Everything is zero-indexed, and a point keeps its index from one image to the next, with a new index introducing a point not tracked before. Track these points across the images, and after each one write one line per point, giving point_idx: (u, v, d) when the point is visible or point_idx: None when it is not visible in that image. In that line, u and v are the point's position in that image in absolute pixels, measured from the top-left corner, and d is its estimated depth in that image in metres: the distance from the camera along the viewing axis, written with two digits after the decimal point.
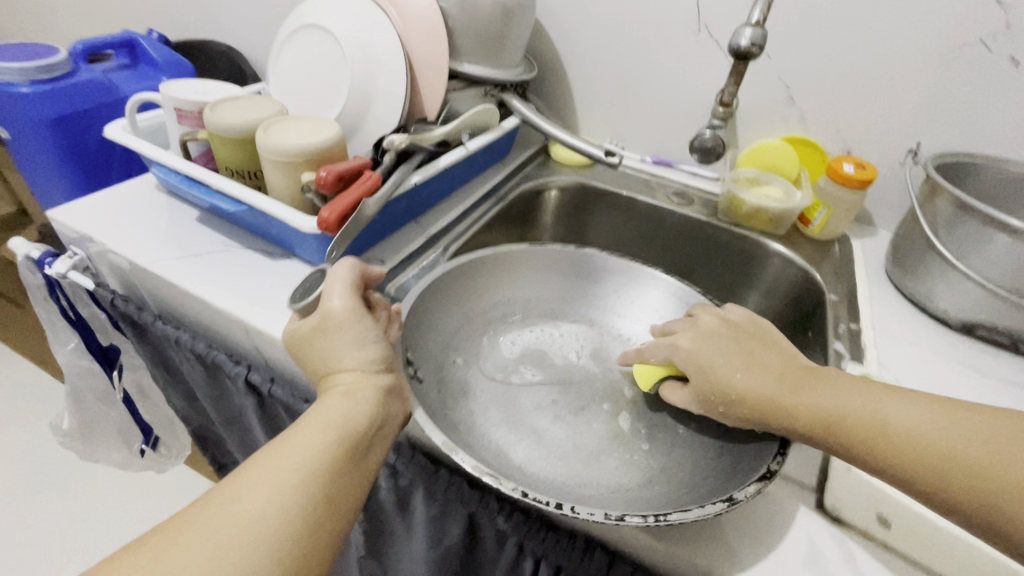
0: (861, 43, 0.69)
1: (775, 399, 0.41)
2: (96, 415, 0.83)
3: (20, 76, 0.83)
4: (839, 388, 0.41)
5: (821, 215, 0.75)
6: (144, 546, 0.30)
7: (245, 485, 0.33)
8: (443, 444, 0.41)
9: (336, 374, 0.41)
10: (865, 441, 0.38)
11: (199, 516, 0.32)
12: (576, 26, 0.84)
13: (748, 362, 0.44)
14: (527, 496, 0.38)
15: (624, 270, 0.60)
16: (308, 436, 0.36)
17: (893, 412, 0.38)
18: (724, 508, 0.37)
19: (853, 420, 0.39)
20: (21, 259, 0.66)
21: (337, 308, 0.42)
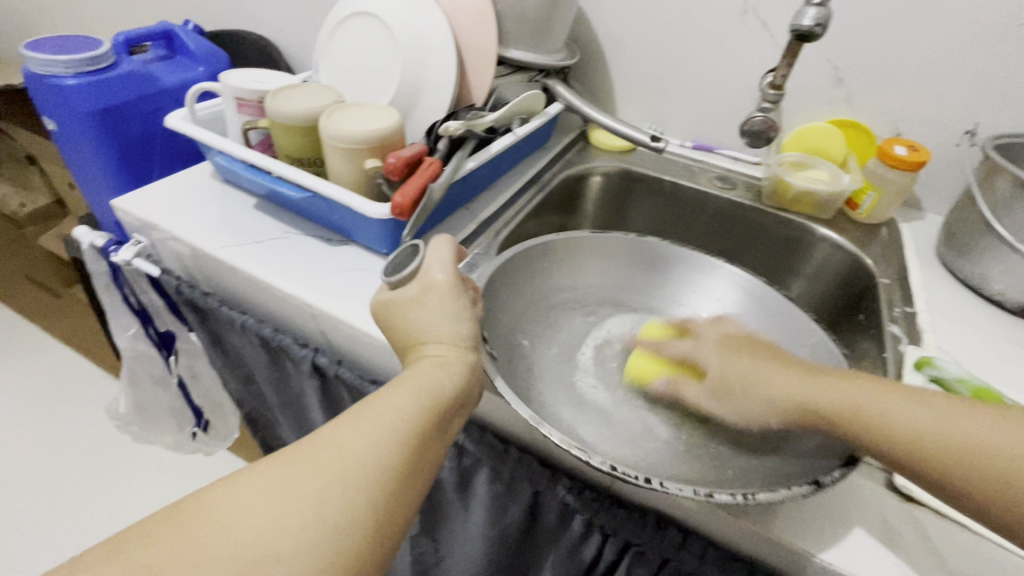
0: (918, 19, 0.66)
1: (787, 395, 0.40)
2: (152, 400, 0.85)
3: (67, 68, 0.81)
4: (856, 384, 0.38)
5: (870, 199, 0.74)
6: (255, 472, 0.33)
7: (344, 433, 0.35)
8: (531, 417, 0.41)
9: (428, 344, 0.43)
10: (884, 440, 0.35)
11: (301, 453, 0.34)
12: (617, 10, 0.83)
13: (766, 361, 0.42)
14: (617, 471, 0.38)
15: (685, 259, 0.62)
16: (402, 398, 0.38)
17: (885, 400, 0.37)
18: (812, 490, 0.38)
19: (871, 417, 0.36)
20: (86, 247, 0.68)
21: (441, 280, 0.45)
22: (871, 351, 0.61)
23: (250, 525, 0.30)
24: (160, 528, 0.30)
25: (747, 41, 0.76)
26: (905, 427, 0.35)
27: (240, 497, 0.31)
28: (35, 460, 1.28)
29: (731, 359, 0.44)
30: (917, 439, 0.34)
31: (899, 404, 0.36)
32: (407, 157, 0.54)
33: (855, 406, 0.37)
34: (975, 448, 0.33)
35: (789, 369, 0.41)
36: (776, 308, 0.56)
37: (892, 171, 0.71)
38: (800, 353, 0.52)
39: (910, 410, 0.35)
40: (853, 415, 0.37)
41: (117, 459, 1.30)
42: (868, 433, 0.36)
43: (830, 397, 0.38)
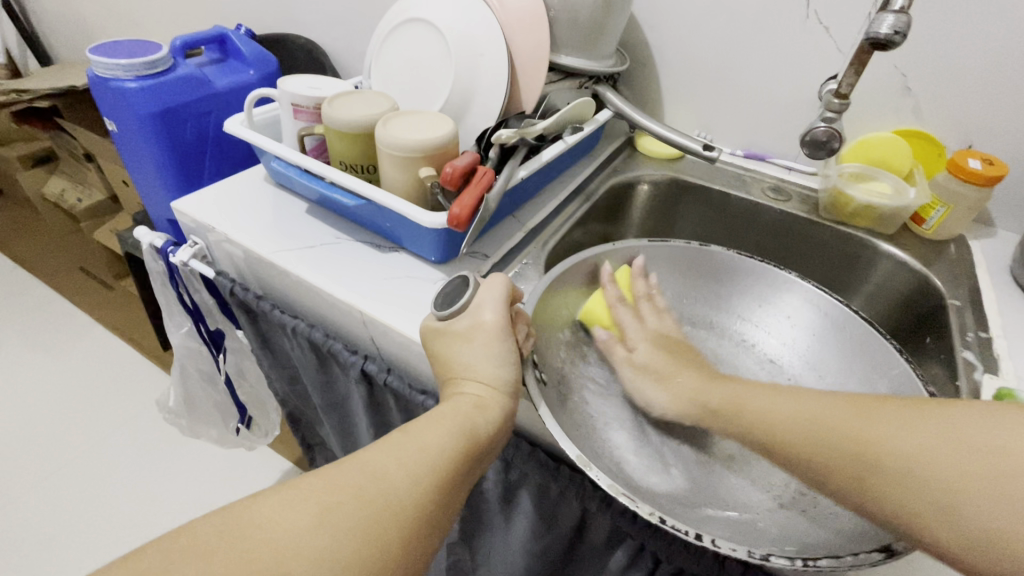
0: (1000, 24, 0.62)
1: (689, 390, 0.46)
2: (200, 395, 0.88)
3: (127, 72, 0.83)
4: (735, 384, 0.45)
5: (939, 214, 0.70)
6: (301, 482, 0.35)
7: (383, 456, 0.37)
8: (579, 458, 0.41)
9: (468, 381, 0.43)
10: (750, 424, 0.42)
11: (341, 468, 0.36)
12: (669, 14, 0.81)
13: (680, 363, 0.49)
14: (666, 522, 0.38)
15: (754, 270, 0.60)
16: (439, 433, 0.39)
17: (764, 400, 0.42)
18: (883, 558, 0.36)
19: (741, 405, 0.43)
20: (146, 247, 0.70)
21: (490, 321, 0.45)
22: (942, 376, 0.58)
23: (296, 540, 0.32)
24: (210, 535, 0.31)
25: (808, 46, 0.73)
26: (767, 413, 0.41)
27: (285, 511, 0.33)
28: (87, 446, 1.34)
29: (659, 355, 0.50)
30: (777, 421, 0.40)
31: (764, 397, 0.43)
32: (463, 167, 0.54)
33: (732, 397, 0.44)
34: (817, 426, 0.38)
35: (689, 368, 0.48)
36: (852, 330, 0.53)
37: (964, 185, 0.67)
38: (878, 384, 0.49)
39: (780, 402, 0.41)
40: (728, 407, 0.44)
41: (163, 448, 1.35)
42: (741, 416, 0.42)
43: (713, 391, 0.45)
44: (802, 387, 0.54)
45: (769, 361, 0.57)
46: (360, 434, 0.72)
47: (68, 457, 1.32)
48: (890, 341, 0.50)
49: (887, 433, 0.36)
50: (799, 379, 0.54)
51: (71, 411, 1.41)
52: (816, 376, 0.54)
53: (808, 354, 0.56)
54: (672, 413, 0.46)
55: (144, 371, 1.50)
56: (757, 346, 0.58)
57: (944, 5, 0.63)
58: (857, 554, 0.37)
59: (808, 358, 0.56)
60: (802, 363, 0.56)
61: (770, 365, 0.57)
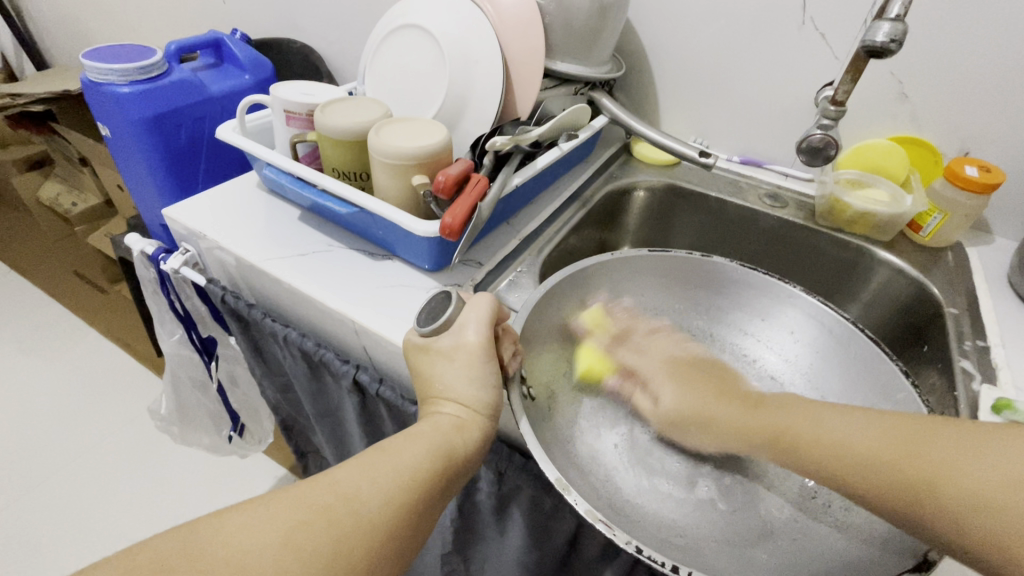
0: (996, 31, 0.62)
1: (725, 421, 0.45)
2: (192, 402, 0.87)
3: (121, 76, 0.83)
4: (779, 405, 0.44)
5: (936, 221, 0.70)
6: (270, 499, 0.34)
7: (356, 474, 0.36)
8: (557, 481, 0.39)
9: (446, 402, 0.43)
10: (793, 451, 0.40)
11: (312, 486, 0.35)
12: (665, 20, 0.80)
13: (710, 390, 0.48)
14: (642, 553, 0.36)
15: (757, 284, 0.59)
16: (414, 453, 0.38)
17: (807, 425, 0.41)
18: None
19: (787, 433, 0.41)
20: (137, 254, 0.70)
21: (472, 341, 0.43)
22: (940, 386, 0.57)
23: (259, 561, 0.31)
24: (171, 555, 0.30)
25: (804, 52, 0.73)
26: (812, 437, 0.40)
27: (250, 531, 0.32)
28: (80, 452, 1.33)
29: (686, 391, 0.48)
30: (822, 452, 0.39)
31: (807, 420, 0.41)
32: (456, 175, 0.54)
33: (771, 423, 0.43)
34: (868, 458, 0.37)
35: (721, 394, 0.47)
36: (856, 349, 0.52)
37: (961, 193, 0.67)
38: (882, 408, 0.48)
39: (824, 425, 0.40)
40: (770, 434, 0.42)
41: (157, 454, 1.34)
42: (785, 447, 0.41)
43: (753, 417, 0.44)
44: None
45: (769, 377, 0.57)
46: (352, 443, 0.72)
47: (60, 463, 1.31)
48: (894, 361, 0.48)
49: (950, 464, 0.33)
50: (800, 398, 0.54)
51: (64, 416, 1.40)
52: (817, 394, 0.53)
53: (813, 371, 0.55)
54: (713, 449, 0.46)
55: (138, 375, 1.49)
56: (758, 361, 0.58)
57: (939, 13, 0.63)
58: None
59: (809, 376, 0.55)
60: (804, 381, 0.55)
61: (770, 381, 0.56)
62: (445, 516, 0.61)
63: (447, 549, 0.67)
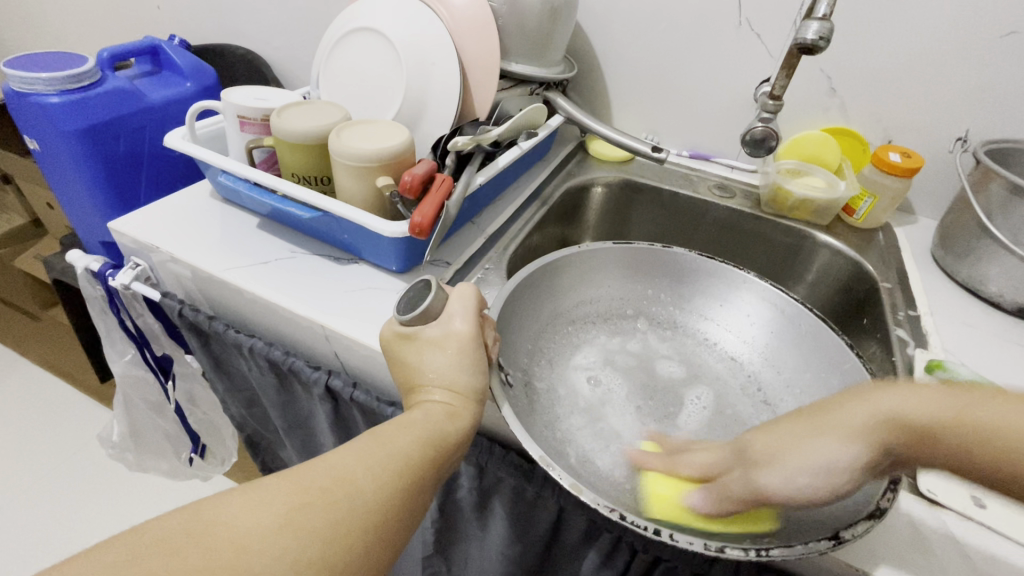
0: (909, 31, 0.68)
1: (864, 429, 0.33)
2: (147, 424, 0.83)
3: (49, 86, 0.78)
4: (936, 389, 0.33)
5: (867, 204, 0.75)
6: (267, 482, 0.34)
7: (352, 459, 0.36)
8: (541, 458, 0.40)
9: (435, 389, 0.43)
10: (990, 457, 0.30)
11: (308, 469, 0.35)
12: (612, 22, 0.83)
13: (803, 428, 0.36)
14: (625, 519, 0.38)
15: (716, 271, 0.62)
16: (407, 439, 0.38)
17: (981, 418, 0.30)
18: (830, 547, 0.36)
19: (974, 431, 0.30)
20: (81, 271, 0.66)
21: (460, 330, 0.44)
22: (880, 354, 0.62)
23: (259, 540, 0.30)
24: (169, 534, 0.30)
25: (742, 52, 0.77)
26: (991, 429, 0.30)
27: (250, 511, 0.31)
28: (14, 492, 1.23)
29: (780, 425, 0.37)
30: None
31: (984, 409, 0.30)
32: (421, 175, 0.54)
33: (961, 419, 0.31)
34: None
35: (829, 412, 0.35)
36: (806, 326, 0.55)
37: (887, 177, 0.73)
38: (832, 379, 0.51)
39: (1000, 415, 0.30)
40: (930, 437, 0.31)
41: (106, 485, 1.26)
42: (969, 449, 0.30)
43: (912, 411, 0.32)
44: (763, 382, 0.56)
45: (729, 358, 0.59)
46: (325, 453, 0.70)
47: None
48: (841, 337, 0.51)
49: None
50: (759, 376, 0.56)
51: None
52: (773, 371, 0.56)
53: (772, 349, 0.57)
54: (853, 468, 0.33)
55: (79, 405, 1.39)
56: (718, 344, 0.60)
57: (860, 14, 0.69)
58: (807, 544, 0.37)
59: (767, 354, 0.57)
60: (761, 360, 0.57)
61: (731, 362, 0.59)
62: (425, 518, 0.61)
63: (428, 554, 0.66)
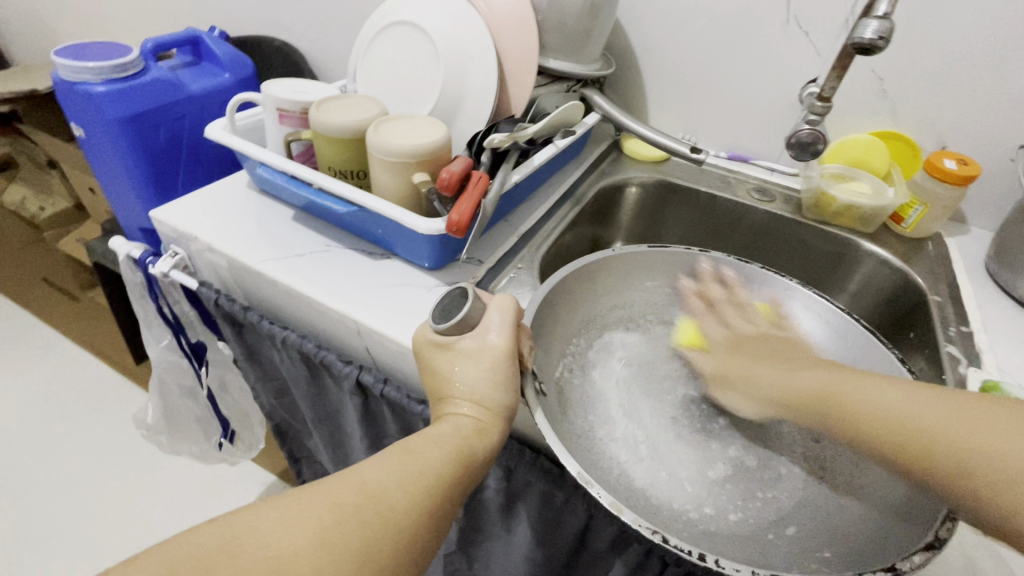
0: (971, 31, 0.64)
1: (773, 392, 0.47)
2: (181, 409, 0.85)
3: (96, 75, 0.80)
4: (873, 380, 0.42)
5: (917, 213, 0.72)
6: (298, 495, 0.33)
7: (383, 473, 0.36)
8: (577, 474, 0.39)
9: (463, 403, 0.42)
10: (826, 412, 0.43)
11: (336, 484, 0.34)
12: (652, 19, 0.81)
13: (756, 359, 0.51)
14: (668, 542, 0.36)
15: (756, 277, 0.60)
16: (436, 454, 0.38)
17: (864, 393, 0.42)
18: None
19: (850, 402, 0.42)
20: (123, 258, 0.67)
21: (494, 344, 0.44)
22: (928, 370, 0.59)
23: (292, 558, 0.30)
24: (209, 548, 0.30)
25: (789, 51, 0.75)
26: (891, 409, 0.40)
27: (286, 525, 0.32)
28: (52, 468, 1.28)
29: (731, 363, 0.51)
30: (876, 415, 0.40)
31: (885, 389, 0.41)
32: (458, 172, 0.53)
33: (842, 394, 0.43)
34: (922, 424, 0.38)
35: (767, 365, 0.50)
36: (855, 340, 0.53)
37: (941, 185, 0.69)
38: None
39: (885, 397, 0.41)
40: (822, 400, 0.44)
41: (138, 464, 1.30)
42: (858, 424, 0.41)
43: (824, 381, 0.45)
44: None
45: None
46: (352, 445, 0.71)
47: (31, 480, 1.25)
48: (891, 351, 0.50)
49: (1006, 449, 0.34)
50: None
51: (34, 430, 1.34)
52: None
53: None
54: (750, 416, 0.49)
55: (114, 386, 1.44)
56: None
57: (919, 11, 0.66)
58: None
59: None
60: None
61: None
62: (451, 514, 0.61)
63: (452, 550, 0.67)
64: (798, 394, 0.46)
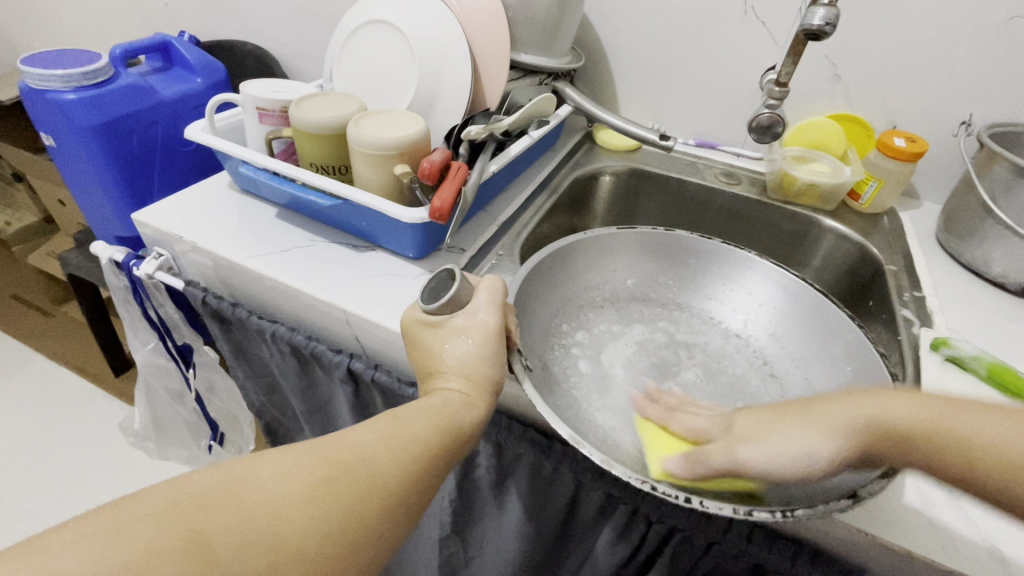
0: (911, 17, 0.69)
1: (851, 422, 0.36)
2: (168, 412, 0.85)
3: (64, 83, 0.79)
4: (932, 397, 0.35)
5: (872, 189, 0.76)
6: (296, 451, 0.35)
7: (375, 437, 0.37)
8: (572, 437, 0.41)
9: (451, 378, 0.44)
10: (977, 456, 0.31)
11: (330, 445, 0.36)
12: (617, 12, 0.84)
13: (784, 415, 0.39)
14: (657, 490, 0.39)
15: (716, 252, 0.63)
16: (424, 424, 0.40)
17: (965, 423, 0.32)
18: (850, 504, 0.38)
19: (879, 419, 0.35)
20: (106, 262, 0.68)
21: (483, 320, 0.46)
22: (886, 334, 0.64)
23: (289, 507, 0.32)
24: (209, 490, 0.31)
25: (747, 40, 0.78)
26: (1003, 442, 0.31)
27: (281, 475, 0.33)
28: (33, 484, 1.26)
29: (761, 414, 0.40)
30: (953, 438, 0.32)
31: (973, 414, 0.33)
32: (439, 162, 0.56)
33: (931, 423, 0.33)
34: None
35: (823, 399, 0.38)
36: (809, 302, 0.57)
37: (892, 162, 0.74)
38: (836, 350, 0.53)
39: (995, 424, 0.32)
40: (928, 436, 0.33)
41: (123, 475, 1.28)
42: (948, 453, 0.32)
43: (901, 412, 0.34)
44: (768, 356, 0.57)
45: (736, 335, 0.59)
46: None
47: (12, 498, 1.23)
48: (842, 309, 0.53)
49: None
50: (765, 350, 0.57)
51: (12, 449, 1.31)
52: (778, 345, 0.57)
53: (779, 324, 0.58)
54: (826, 459, 0.36)
55: (94, 399, 1.42)
56: (722, 321, 0.61)
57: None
58: (828, 503, 0.38)
59: (772, 330, 0.58)
60: (767, 335, 0.58)
61: (737, 338, 0.59)
62: (443, 497, 0.64)
63: (446, 533, 0.68)
64: (900, 427, 0.34)
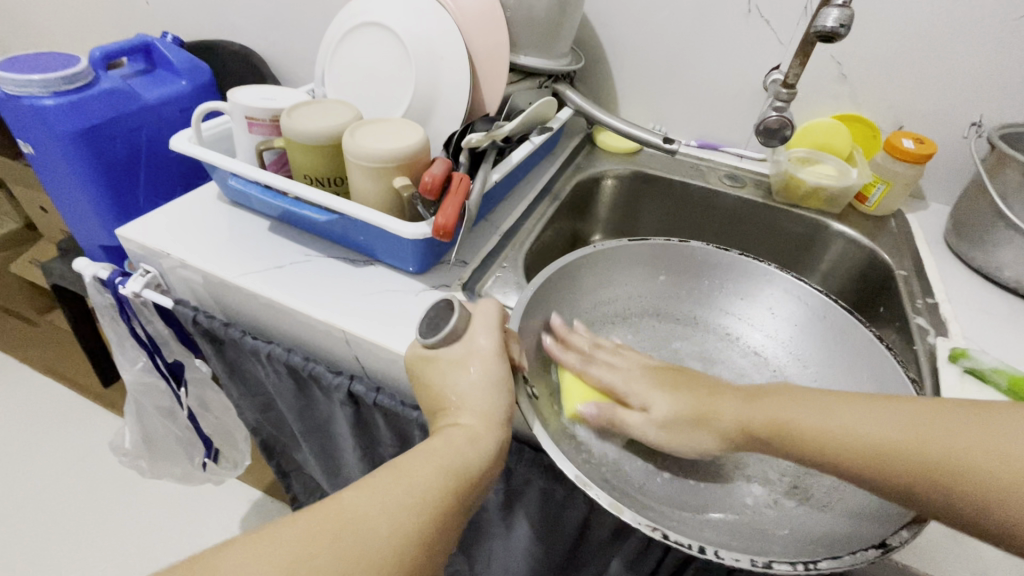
0: (920, 16, 0.67)
1: (691, 409, 0.44)
2: (160, 430, 0.82)
3: (42, 88, 0.76)
4: (772, 395, 0.42)
5: (879, 191, 0.75)
6: (274, 529, 0.32)
7: (366, 501, 0.35)
8: (577, 477, 0.39)
9: (459, 414, 0.43)
10: (803, 439, 0.39)
11: (314, 516, 0.33)
12: (617, 11, 0.82)
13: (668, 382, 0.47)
14: (669, 538, 0.37)
15: (734, 265, 0.61)
16: (423, 478, 0.37)
17: (793, 413, 0.40)
18: (879, 555, 0.37)
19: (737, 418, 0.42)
20: (89, 279, 0.65)
21: (484, 347, 0.44)
22: (899, 342, 0.62)
23: None
24: None
25: (751, 40, 0.76)
26: (822, 428, 0.38)
27: (253, 559, 0.30)
28: (24, 500, 1.23)
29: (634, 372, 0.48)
30: (771, 427, 0.40)
31: (809, 410, 0.39)
32: (440, 175, 0.53)
33: (762, 418, 0.41)
34: (872, 442, 0.36)
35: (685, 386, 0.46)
36: (832, 319, 0.55)
37: (900, 164, 0.72)
38: (862, 371, 0.51)
39: (821, 416, 0.39)
40: (764, 428, 0.40)
41: (116, 489, 1.26)
42: (776, 439, 0.40)
43: (739, 409, 0.42)
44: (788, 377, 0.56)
45: (754, 353, 0.59)
46: (344, 456, 0.70)
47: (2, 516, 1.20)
48: (868, 329, 0.52)
49: (960, 452, 0.34)
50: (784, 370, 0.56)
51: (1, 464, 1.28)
52: (801, 366, 0.56)
53: (798, 341, 0.57)
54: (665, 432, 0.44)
55: (83, 411, 1.38)
56: (741, 338, 0.60)
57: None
58: (855, 554, 0.37)
59: (791, 348, 0.57)
60: (785, 352, 0.58)
61: (755, 356, 0.58)
62: None
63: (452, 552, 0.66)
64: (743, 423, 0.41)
